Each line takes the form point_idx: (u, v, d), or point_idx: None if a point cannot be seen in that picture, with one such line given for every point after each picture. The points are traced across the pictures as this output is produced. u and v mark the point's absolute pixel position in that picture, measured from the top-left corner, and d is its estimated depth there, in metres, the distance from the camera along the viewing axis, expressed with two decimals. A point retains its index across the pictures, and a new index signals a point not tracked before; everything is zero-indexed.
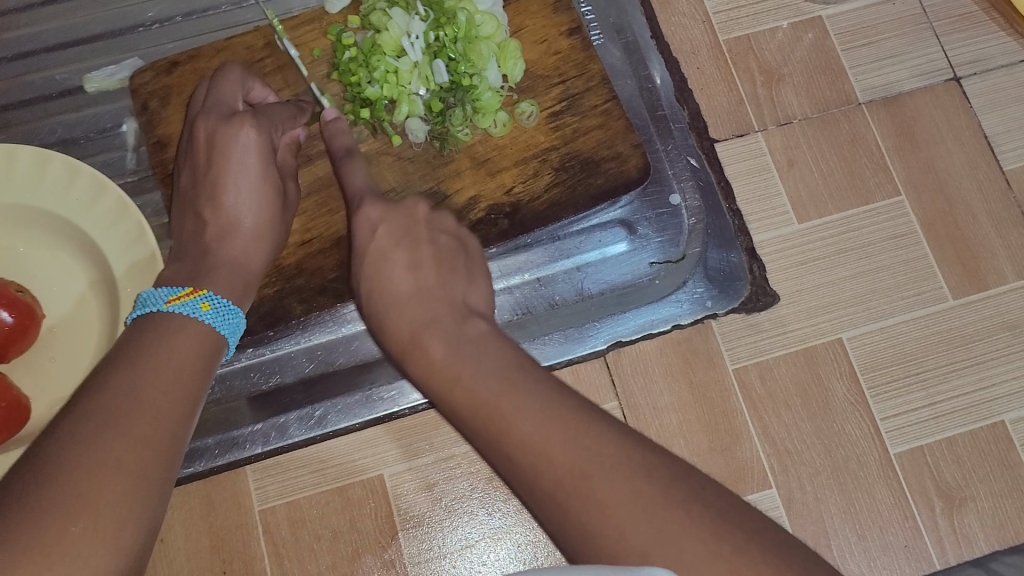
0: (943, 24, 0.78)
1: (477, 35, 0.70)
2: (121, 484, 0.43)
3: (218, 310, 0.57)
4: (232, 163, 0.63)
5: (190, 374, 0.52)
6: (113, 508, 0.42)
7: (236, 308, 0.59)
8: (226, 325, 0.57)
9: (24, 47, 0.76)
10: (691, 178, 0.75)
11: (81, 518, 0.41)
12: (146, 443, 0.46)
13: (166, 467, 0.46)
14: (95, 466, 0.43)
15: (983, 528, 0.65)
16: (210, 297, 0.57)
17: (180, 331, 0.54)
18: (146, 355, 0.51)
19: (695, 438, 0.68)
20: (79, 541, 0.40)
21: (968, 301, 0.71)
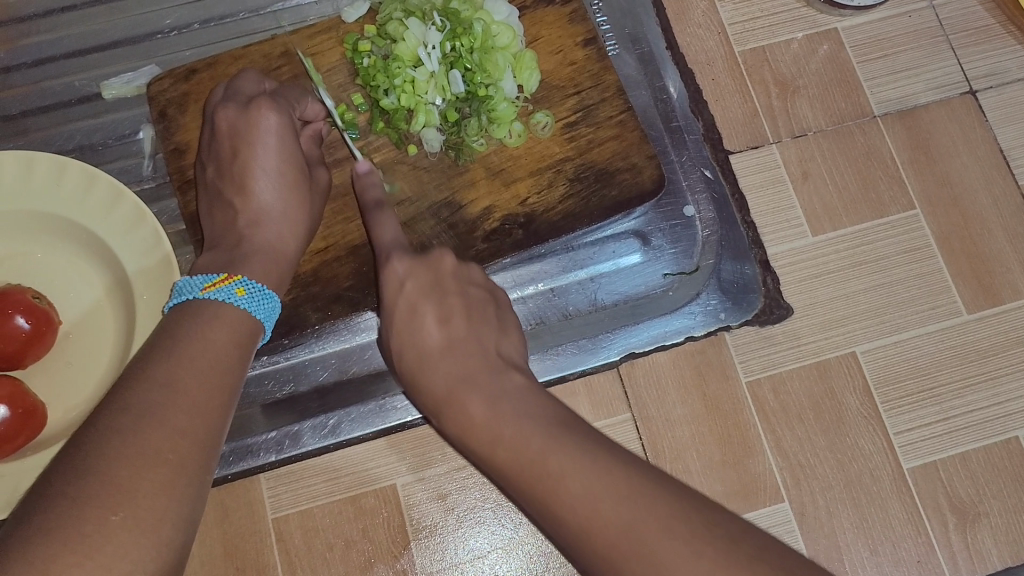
0: (959, 37, 0.78)
1: (493, 45, 0.69)
2: (161, 475, 0.44)
3: (252, 295, 0.58)
4: (256, 148, 0.64)
5: (225, 362, 0.52)
6: (153, 499, 0.43)
7: (270, 292, 0.60)
8: (261, 309, 0.58)
9: (43, 54, 0.77)
10: (705, 190, 0.75)
11: (121, 507, 0.41)
12: (185, 436, 0.46)
13: (205, 458, 0.47)
14: (135, 457, 0.43)
15: (996, 544, 0.65)
16: (244, 282, 0.58)
17: (215, 318, 0.55)
18: (184, 347, 0.51)
19: (708, 451, 0.68)
20: (119, 532, 0.40)
21: (983, 316, 0.71)
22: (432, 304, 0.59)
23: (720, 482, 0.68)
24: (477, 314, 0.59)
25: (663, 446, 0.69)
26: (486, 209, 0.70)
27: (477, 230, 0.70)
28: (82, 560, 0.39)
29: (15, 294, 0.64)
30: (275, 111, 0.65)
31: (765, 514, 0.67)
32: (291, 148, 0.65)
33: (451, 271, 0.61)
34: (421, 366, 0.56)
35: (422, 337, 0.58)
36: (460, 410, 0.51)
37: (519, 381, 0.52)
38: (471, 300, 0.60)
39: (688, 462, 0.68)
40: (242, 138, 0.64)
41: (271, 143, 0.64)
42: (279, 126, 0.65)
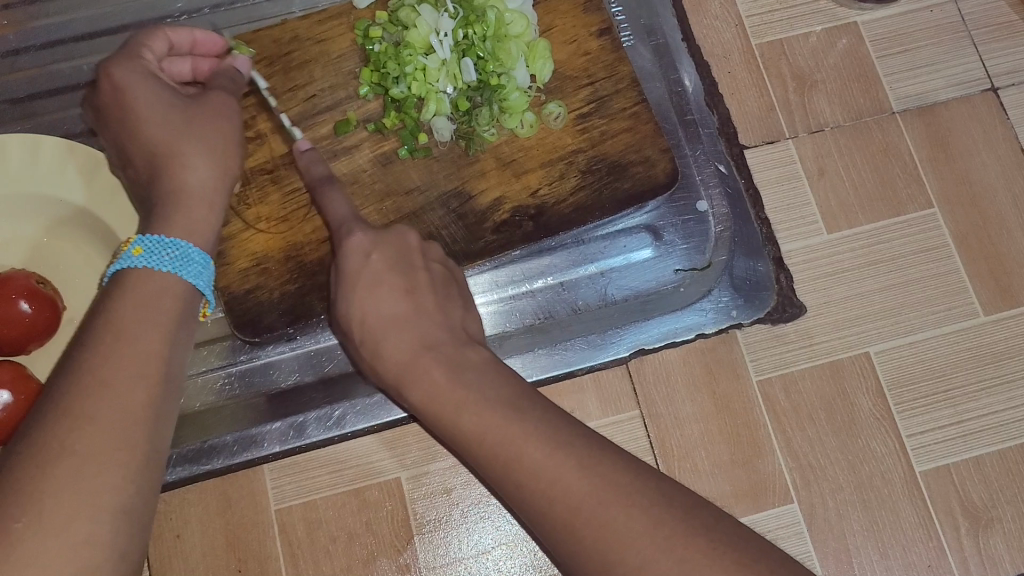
0: (981, 33, 0.77)
1: (507, 33, 0.68)
2: (68, 465, 0.41)
3: (150, 251, 0.52)
4: (120, 111, 0.58)
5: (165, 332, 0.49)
6: (62, 491, 0.40)
7: (176, 238, 0.54)
8: (169, 258, 0.52)
9: (53, 36, 0.76)
10: (719, 185, 0.74)
11: (23, 512, 0.39)
12: (100, 416, 0.43)
13: (136, 439, 0.44)
14: (43, 455, 0.41)
15: (1008, 549, 0.64)
16: (141, 239, 0.52)
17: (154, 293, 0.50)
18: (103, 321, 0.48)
19: (716, 449, 0.67)
20: (26, 536, 0.38)
21: (1000, 319, 0.70)
22: (396, 279, 0.60)
23: (728, 481, 0.67)
24: (443, 292, 0.61)
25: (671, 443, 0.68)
26: (496, 200, 0.69)
27: (487, 221, 0.69)
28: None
29: (18, 279, 0.64)
30: (117, 65, 0.58)
31: (773, 515, 0.66)
32: (153, 94, 0.58)
33: (417, 246, 0.62)
34: (380, 332, 0.58)
35: (377, 310, 0.59)
36: (421, 377, 0.54)
37: (481, 353, 0.56)
38: (434, 279, 0.61)
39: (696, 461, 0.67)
40: (106, 107, 0.59)
41: (128, 99, 0.58)
42: (128, 79, 0.58)
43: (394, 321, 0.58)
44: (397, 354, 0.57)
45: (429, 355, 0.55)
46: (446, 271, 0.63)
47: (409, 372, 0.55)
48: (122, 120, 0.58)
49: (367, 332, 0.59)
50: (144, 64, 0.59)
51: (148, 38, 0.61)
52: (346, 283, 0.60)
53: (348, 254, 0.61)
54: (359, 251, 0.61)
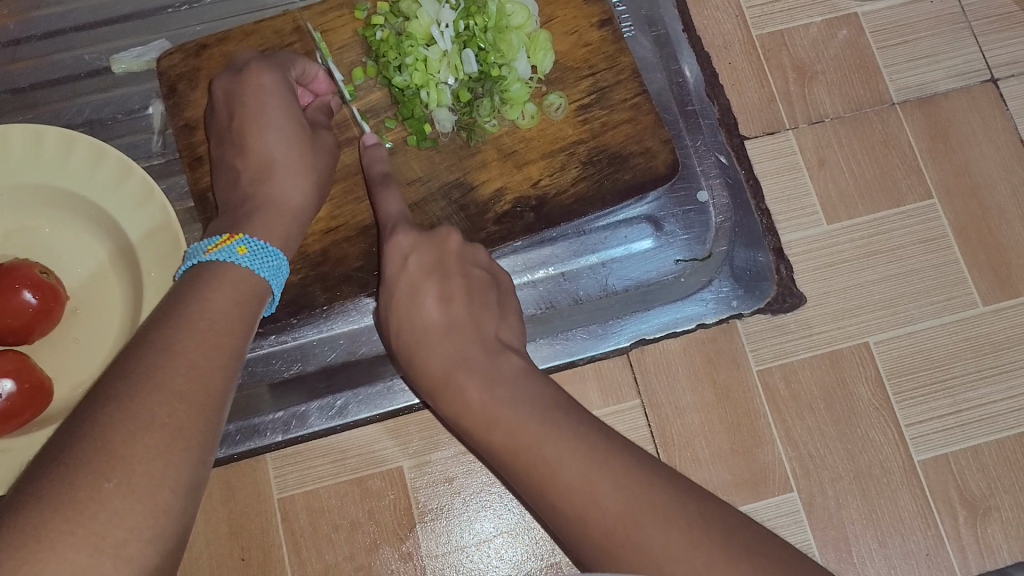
0: (981, 24, 0.77)
1: (508, 25, 0.68)
2: (153, 438, 0.42)
3: (255, 253, 0.57)
4: (251, 105, 0.64)
5: (224, 325, 0.51)
6: (148, 464, 0.41)
7: (276, 249, 0.59)
8: (265, 267, 0.57)
9: (54, 26, 0.76)
10: (719, 176, 0.74)
11: (114, 473, 0.40)
12: (184, 397, 0.45)
13: (204, 420, 0.45)
14: (130, 421, 0.42)
15: (1006, 537, 0.65)
16: (247, 241, 0.57)
17: (219, 277, 0.54)
18: (185, 315, 0.50)
19: (716, 438, 0.68)
20: (105, 501, 0.39)
21: (998, 309, 0.70)
22: (433, 287, 0.62)
23: (729, 470, 0.67)
24: (479, 299, 0.62)
25: (672, 432, 0.68)
26: (497, 191, 0.69)
27: (488, 212, 0.69)
28: (75, 528, 0.37)
29: (22, 269, 0.64)
30: (269, 70, 0.64)
31: (773, 503, 0.66)
32: (289, 106, 0.65)
33: (457, 250, 0.63)
34: (419, 341, 0.60)
35: (420, 313, 0.61)
36: (454, 390, 0.55)
37: (514, 363, 0.56)
38: (473, 283, 0.62)
39: (697, 450, 0.68)
40: (237, 98, 0.64)
41: (267, 99, 0.64)
42: (274, 85, 0.64)
43: (426, 333, 0.60)
44: (436, 358, 0.58)
45: (466, 370, 0.56)
46: (487, 275, 0.64)
47: (445, 384, 0.56)
48: (253, 114, 0.64)
49: (408, 335, 0.60)
50: (285, 78, 0.65)
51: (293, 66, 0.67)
52: (387, 287, 0.62)
53: (389, 257, 0.63)
54: (399, 254, 0.63)
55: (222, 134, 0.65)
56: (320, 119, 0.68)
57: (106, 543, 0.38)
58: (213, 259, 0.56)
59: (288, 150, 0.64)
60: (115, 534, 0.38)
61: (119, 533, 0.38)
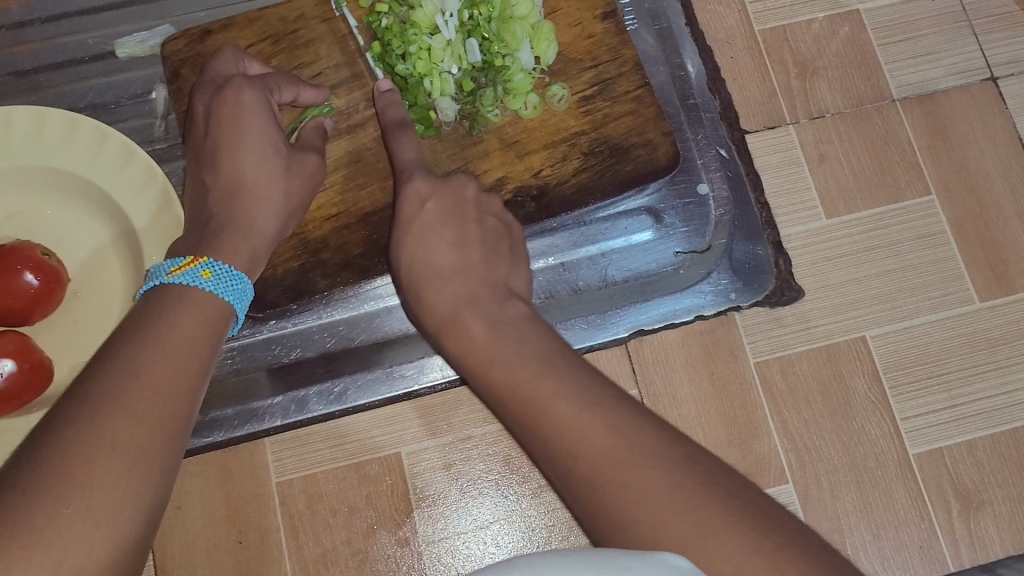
0: (982, 23, 0.77)
1: (512, 15, 0.67)
2: (115, 462, 0.42)
3: (220, 277, 0.56)
4: (229, 126, 0.63)
5: (192, 346, 0.50)
6: (108, 490, 0.41)
7: (242, 273, 0.58)
8: (231, 291, 0.56)
9: (58, 10, 0.76)
10: (720, 169, 0.74)
11: (72, 498, 0.39)
12: (148, 420, 0.44)
13: (167, 440, 0.45)
14: (90, 446, 0.42)
15: (999, 531, 0.65)
16: (211, 264, 0.56)
17: (188, 298, 0.53)
18: (149, 334, 0.49)
19: (713, 429, 0.68)
20: (64, 525, 0.38)
21: (994, 304, 0.70)
22: (448, 229, 0.63)
23: (724, 462, 0.68)
24: (493, 247, 0.63)
25: (669, 422, 0.68)
26: (500, 179, 0.70)
27: None
28: (31, 555, 0.37)
29: (24, 250, 0.64)
30: (251, 88, 0.63)
31: (768, 495, 0.67)
32: (269, 124, 0.64)
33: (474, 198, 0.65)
34: (427, 280, 0.61)
35: (431, 254, 0.62)
36: (461, 328, 0.58)
37: (519, 309, 0.58)
38: (486, 232, 0.63)
39: (693, 440, 0.68)
40: (215, 118, 0.63)
41: (247, 118, 0.63)
42: (254, 103, 0.63)
43: (440, 272, 0.61)
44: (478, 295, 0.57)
45: (471, 310, 0.58)
46: (502, 224, 0.65)
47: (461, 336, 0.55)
48: (233, 134, 0.63)
49: (418, 275, 0.62)
50: (268, 97, 0.64)
51: (280, 82, 0.66)
52: (399, 228, 0.63)
53: (404, 202, 0.64)
54: (416, 199, 0.64)
55: (201, 149, 0.65)
56: (308, 139, 0.67)
57: (64, 568, 0.38)
58: (177, 282, 0.54)
59: (263, 173, 0.63)
60: (72, 560, 0.38)
61: (77, 556, 0.38)
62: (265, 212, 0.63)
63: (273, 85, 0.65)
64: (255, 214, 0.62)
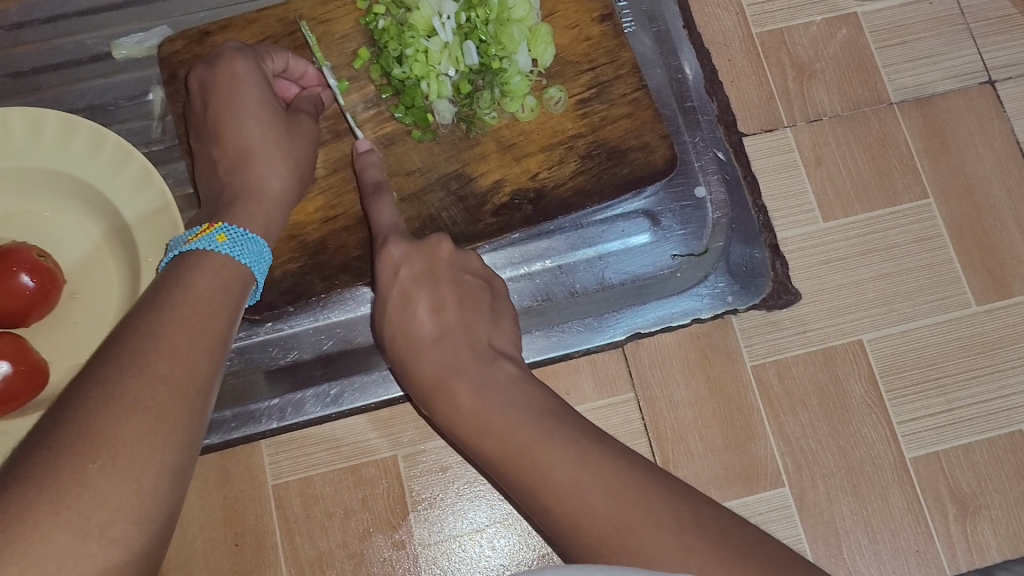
0: (980, 26, 0.77)
1: (509, 17, 0.67)
2: (141, 419, 0.43)
3: (234, 240, 0.57)
4: (226, 97, 0.63)
5: (210, 310, 0.51)
6: (133, 448, 0.42)
7: (256, 236, 0.59)
8: (247, 253, 0.57)
9: (56, 11, 0.76)
10: (717, 172, 0.74)
11: (98, 455, 0.40)
12: (171, 381, 0.45)
13: (190, 398, 0.46)
14: (115, 405, 0.42)
15: (995, 535, 0.65)
16: (226, 229, 0.57)
17: (204, 263, 0.54)
18: (169, 299, 0.50)
19: (709, 432, 0.68)
20: (92, 481, 0.40)
21: (991, 308, 0.70)
22: (424, 295, 0.62)
23: (721, 465, 0.68)
24: (470, 305, 0.62)
25: (665, 425, 0.68)
26: (496, 182, 0.70)
27: (487, 204, 0.70)
28: (59, 509, 0.38)
29: (20, 252, 0.64)
30: (244, 58, 0.64)
31: (765, 498, 0.67)
32: (265, 96, 0.64)
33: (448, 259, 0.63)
34: (411, 353, 0.61)
35: (413, 324, 0.62)
36: (448, 396, 0.57)
37: (507, 369, 0.58)
38: (464, 290, 0.63)
39: (690, 444, 0.68)
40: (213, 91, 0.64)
41: (241, 91, 0.63)
42: (248, 73, 0.63)
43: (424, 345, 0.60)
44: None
45: (456, 377, 0.57)
46: (480, 279, 0.64)
47: None
48: (230, 105, 0.63)
49: (401, 345, 0.62)
50: (261, 67, 0.65)
51: (271, 50, 0.66)
52: (380, 303, 0.63)
53: (381, 267, 0.63)
54: (391, 265, 0.63)
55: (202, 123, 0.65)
56: (307, 108, 0.68)
57: (91, 523, 0.39)
58: (193, 249, 0.56)
59: (264, 144, 0.63)
60: (100, 516, 0.39)
61: (104, 513, 0.39)
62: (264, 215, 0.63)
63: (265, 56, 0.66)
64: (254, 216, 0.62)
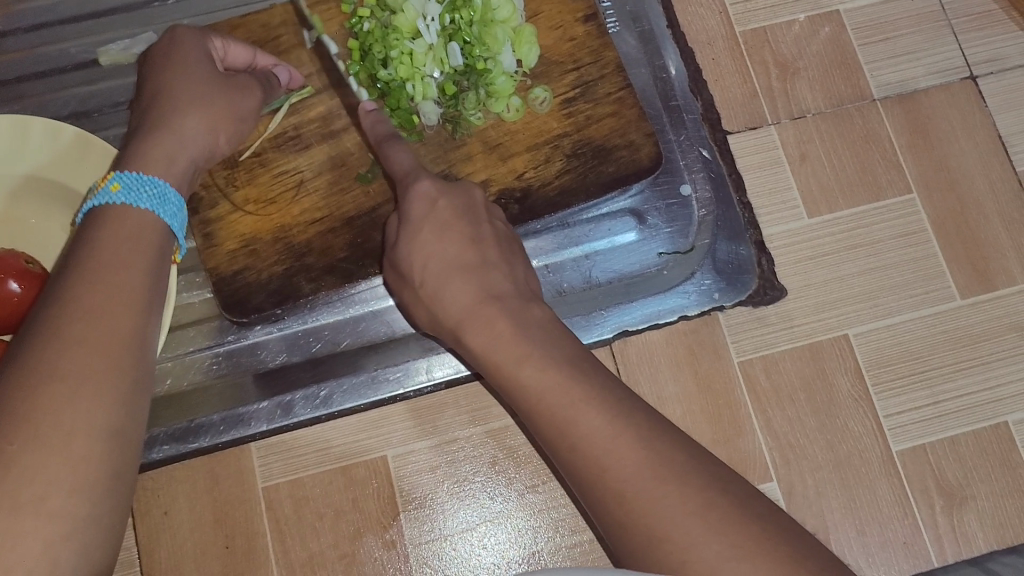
0: (961, 22, 0.78)
1: (493, 19, 0.68)
2: (59, 387, 0.41)
3: (130, 187, 0.53)
4: (165, 61, 0.63)
5: (121, 255, 0.49)
6: (54, 416, 0.41)
7: (156, 178, 0.55)
8: (148, 196, 0.53)
9: (41, 19, 0.76)
10: (702, 169, 0.75)
11: (16, 435, 0.39)
12: (89, 342, 0.44)
13: (111, 350, 0.44)
14: (27, 377, 0.41)
15: (982, 526, 0.66)
16: (119, 176, 0.53)
17: (111, 214, 0.52)
18: (78, 257, 0.48)
19: (698, 428, 0.69)
20: (18, 460, 0.39)
21: (976, 302, 0.71)
22: (464, 227, 0.60)
23: None
24: (507, 248, 0.61)
25: None
26: (482, 183, 0.70)
27: None
28: None
29: (7, 258, 0.64)
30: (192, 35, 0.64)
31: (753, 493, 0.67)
32: (207, 64, 0.63)
33: (482, 204, 0.63)
34: (446, 276, 0.58)
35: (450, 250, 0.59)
36: (484, 319, 0.55)
37: None
38: (499, 235, 0.62)
39: None
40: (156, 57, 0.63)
41: (183, 57, 0.63)
42: (194, 45, 0.64)
43: (461, 268, 0.58)
44: (461, 300, 0.57)
45: (494, 304, 0.56)
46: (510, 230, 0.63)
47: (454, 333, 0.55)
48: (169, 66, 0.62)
49: (427, 264, 0.59)
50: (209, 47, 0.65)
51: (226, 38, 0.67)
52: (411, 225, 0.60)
53: (415, 198, 0.60)
54: (425, 199, 0.61)
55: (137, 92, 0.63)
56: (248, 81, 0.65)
57: (23, 505, 0.38)
58: (93, 206, 0.52)
59: (186, 90, 0.60)
60: (31, 494, 0.39)
61: (35, 491, 0.39)
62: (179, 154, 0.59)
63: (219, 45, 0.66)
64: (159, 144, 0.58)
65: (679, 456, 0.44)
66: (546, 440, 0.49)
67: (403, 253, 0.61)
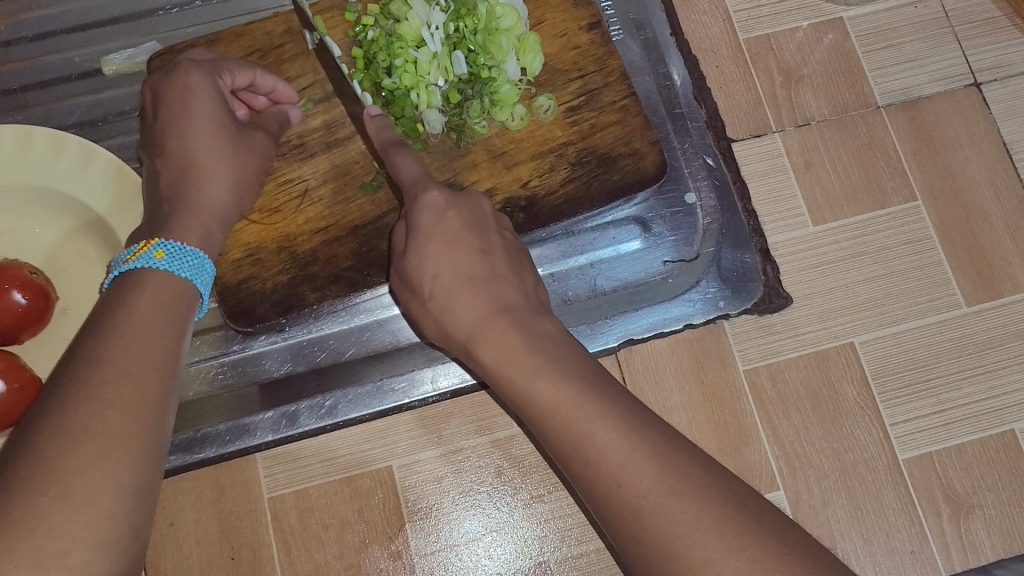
0: (965, 29, 0.78)
1: (498, 27, 0.68)
2: (89, 447, 0.44)
3: (172, 254, 0.57)
4: (175, 108, 0.63)
5: (153, 328, 0.52)
6: (84, 475, 0.43)
7: (194, 248, 0.59)
8: (185, 266, 0.57)
9: (45, 28, 0.76)
10: (707, 177, 0.75)
11: (48, 488, 0.41)
12: (118, 405, 0.46)
13: (139, 417, 0.47)
14: (60, 436, 0.43)
15: (990, 535, 0.65)
16: (163, 244, 0.57)
17: (144, 281, 0.55)
18: (111, 323, 0.51)
19: (704, 437, 0.68)
20: (48, 513, 0.41)
21: (981, 309, 0.71)
22: (474, 240, 0.60)
23: None
24: (515, 258, 0.61)
25: None
26: (487, 191, 0.70)
27: None
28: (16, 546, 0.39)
29: (12, 269, 0.64)
30: (198, 72, 0.63)
31: None
32: (219, 110, 0.64)
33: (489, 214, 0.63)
34: (453, 290, 0.58)
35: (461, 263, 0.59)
36: (488, 329, 0.55)
37: None
38: (506, 245, 0.62)
39: None
40: (164, 101, 0.63)
41: (194, 106, 0.63)
42: (201, 86, 0.63)
43: (470, 280, 0.58)
44: (471, 314, 0.56)
45: (502, 318, 0.55)
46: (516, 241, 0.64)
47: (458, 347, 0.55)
48: (180, 118, 0.63)
49: (431, 281, 0.59)
50: (216, 82, 0.64)
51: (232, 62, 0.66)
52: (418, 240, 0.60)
53: (424, 211, 0.60)
54: (433, 210, 0.60)
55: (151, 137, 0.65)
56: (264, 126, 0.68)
57: (47, 555, 0.40)
58: (132, 268, 0.56)
59: (208, 151, 0.62)
60: (56, 547, 0.40)
61: (62, 542, 0.40)
62: (209, 214, 0.63)
63: (224, 73, 0.65)
64: (195, 210, 0.62)
65: (689, 470, 0.44)
66: (555, 454, 0.48)
67: (409, 268, 0.61)
